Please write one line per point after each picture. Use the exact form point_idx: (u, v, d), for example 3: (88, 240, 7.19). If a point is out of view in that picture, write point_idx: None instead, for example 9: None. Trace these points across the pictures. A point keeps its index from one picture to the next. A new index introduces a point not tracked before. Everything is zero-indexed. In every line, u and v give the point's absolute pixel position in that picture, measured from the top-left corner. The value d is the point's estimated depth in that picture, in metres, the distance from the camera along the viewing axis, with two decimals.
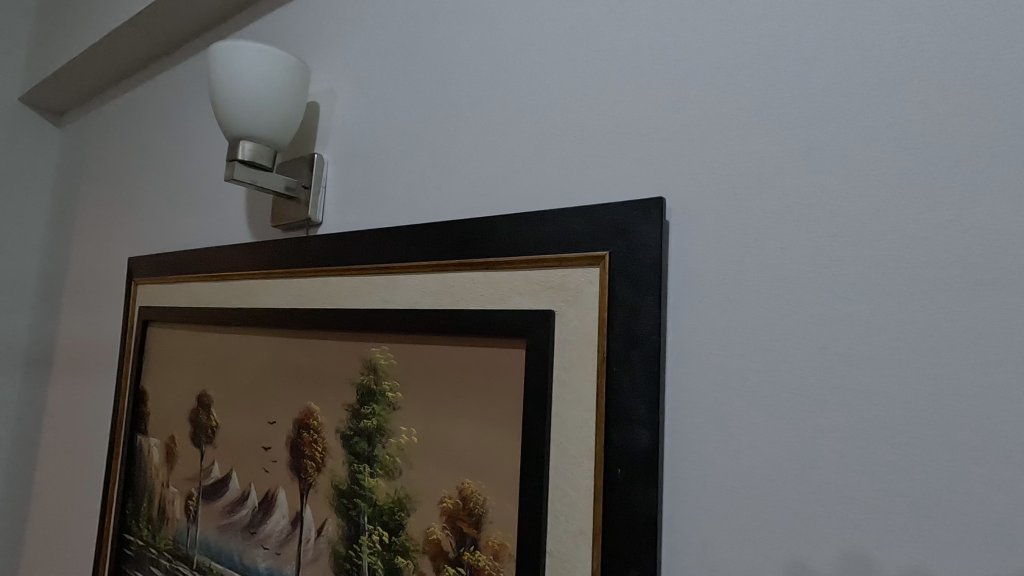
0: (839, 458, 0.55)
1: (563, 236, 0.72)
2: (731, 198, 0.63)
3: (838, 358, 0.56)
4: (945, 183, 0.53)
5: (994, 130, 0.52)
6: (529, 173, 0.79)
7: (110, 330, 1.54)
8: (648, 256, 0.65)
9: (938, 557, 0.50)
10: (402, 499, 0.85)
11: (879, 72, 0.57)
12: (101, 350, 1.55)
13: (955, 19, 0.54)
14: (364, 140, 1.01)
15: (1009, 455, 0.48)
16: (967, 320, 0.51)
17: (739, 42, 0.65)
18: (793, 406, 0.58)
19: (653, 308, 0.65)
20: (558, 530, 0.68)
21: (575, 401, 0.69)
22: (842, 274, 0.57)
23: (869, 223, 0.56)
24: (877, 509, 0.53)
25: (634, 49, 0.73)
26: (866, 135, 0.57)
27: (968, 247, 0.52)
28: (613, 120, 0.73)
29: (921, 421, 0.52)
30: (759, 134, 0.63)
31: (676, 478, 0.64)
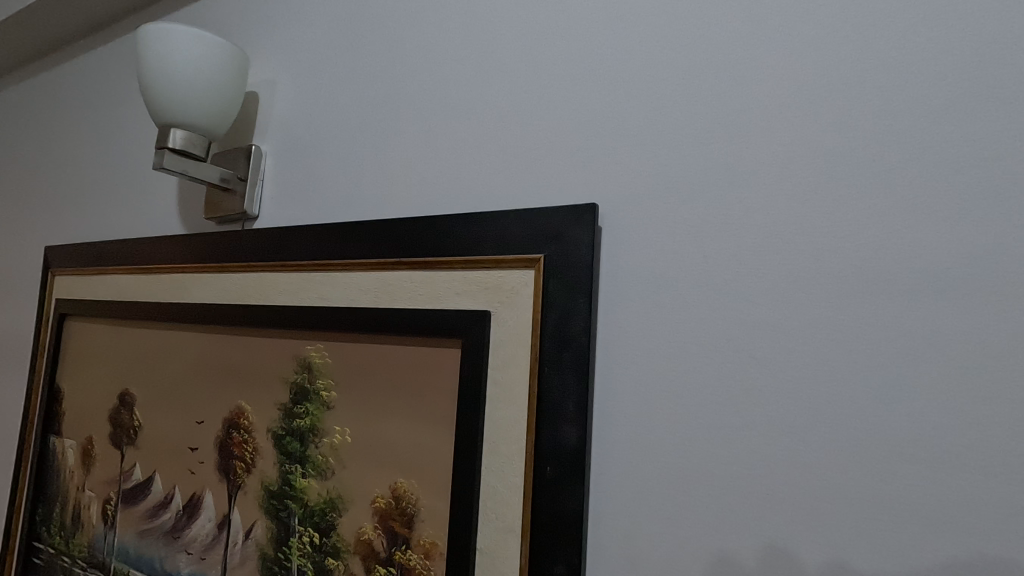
0: (751, 453, 0.59)
1: (500, 238, 0.73)
2: (659, 207, 0.66)
3: (752, 360, 0.60)
4: (847, 200, 0.58)
5: (890, 154, 0.57)
6: (469, 175, 0.80)
7: (19, 327, 1.44)
8: (580, 259, 0.67)
9: (835, 542, 0.55)
10: (334, 499, 0.84)
11: (799, 94, 0.61)
12: (9, 348, 1.45)
13: (859, 51, 0.59)
14: (304, 134, 0.99)
15: (897, 450, 0.53)
16: (864, 326, 0.56)
17: (668, 59, 0.69)
18: (711, 406, 0.61)
19: (583, 310, 0.67)
20: (488, 527, 0.70)
21: (506, 400, 0.70)
22: (759, 281, 0.61)
23: (784, 235, 0.60)
24: (785, 499, 0.57)
25: (572, 60, 0.75)
26: (780, 153, 0.61)
27: (865, 260, 0.56)
28: (555, 125, 0.74)
29: (823, 418, 0.56)
30: (686, 148, 0.66)
31: (602, 475, 0.66)
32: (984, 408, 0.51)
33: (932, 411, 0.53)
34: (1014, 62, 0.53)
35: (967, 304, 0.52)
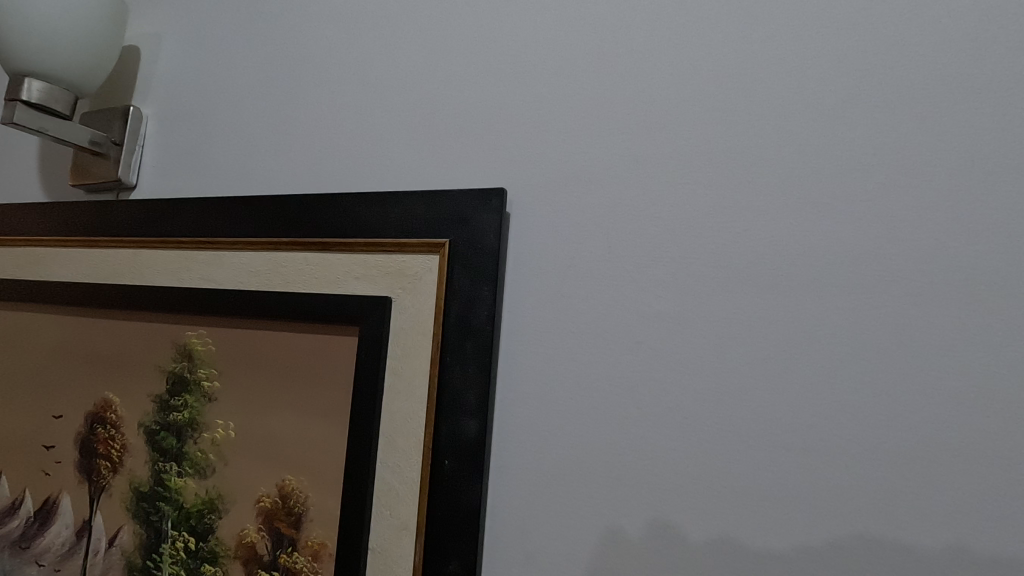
0: (647, 443, 0.60)
1: (404, 220, 0.70)
2: (567, 195, 0.65)
3: (650, 352, 0.60)
4: (743, 198, 0.59)
5: (783, 156, 0.59)
6: (374, 153, 0.75)
7: None
8: (486, 246, 0.65)
9: (723, 529, 0.56)
10: (213, 499, 0.76)
11: (706, 89, 0.62)
12: None
13: (758, 54, 0.61)
14: (192, 97, 0.89)
15: (781, 438, 0.56)
16: (756, 320, 0.58)
17: (579, 46, 0.67)
18: (611, 397, 0.61)
19: (487, 298, 0.64)
20: (381, 525, 0.66)
21: (405, 392, 0.67)
22: (660, 273, 0.61)
23: (686, 227, 0.61)
24: (678, 489, 0.58)
25: (483, 39, 0.72)
26: (684, 149, 0.62)
27: (757, 256, 0.58)
28: (466, 103, 0.71)
29: (715, 410, 0.58)
30: (594, 137, 0.65)
31: (502, 467, 0.65)
32: (858, 398, 0.54)
33: (812, 400, 0.55)
34: (892, 77, 0.57)
35: (845, 300, 0.55)
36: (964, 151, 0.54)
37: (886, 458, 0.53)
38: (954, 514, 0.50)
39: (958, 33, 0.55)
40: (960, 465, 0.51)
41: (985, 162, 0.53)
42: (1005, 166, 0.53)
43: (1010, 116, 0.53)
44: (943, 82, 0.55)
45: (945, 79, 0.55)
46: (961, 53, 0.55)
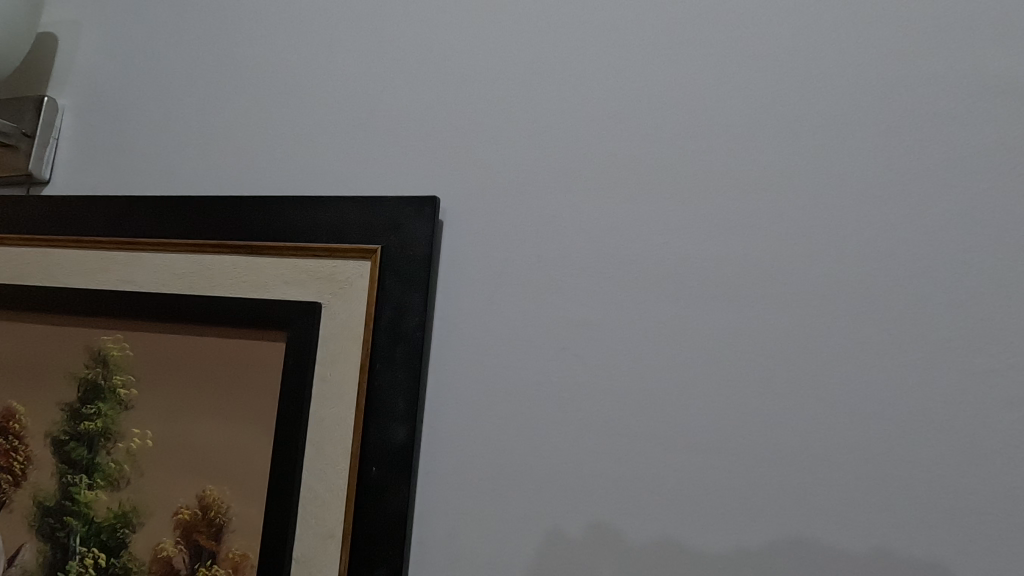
0: (571, 447, 0.62)
1: (336, 225, 0.69)
2: (498, 205, 0.67)
3: (575, 360, 0.63)
4: (662, 213, 0.63)
5: (699, 175, 0.62)
6: (307, 156, 0.74)
7: None
8: (418, 253, 0.66)
9: (638, 527, 0.59)
10: (126, 513, 0.73)
11: (632, 107, 0.65)
12: None
13: (678, 79, 0.64)
14: (114, 90, 0.85)
15: (694, 440, 0.59)
16: (673, 329, 0.61)
17: (513, 61, 0.69)
18: (537, 402, 0.63)
19: (418, 305, 0.65)
20: (306, 534, 0.65)
21: (333, 398, 0.66)
22: (586, 283, 0.63)
23: (611, 239, 0.63)
24: (598, 489, 0.61)
25: (418, 49, 0.72)
26: (609, 165, 0.65)
27: (675, 268, 0.62)
28: (402, 110, 0.71)
29: (634, 413, 0.61)
30: (525, 150, 0.67)
31: (431, 472, 0.65)
32: (761, 402, 0.58)
33: (721, 404, 0.59)
34: (796, 106, 0.61)
35: (751, 311, 0.60)
36: (858, 176, 0.59)
37: (784, 457, 0.57)
38: (842, 508, 0.55)
39: (855, 67, 0.60)
40: (849, 462, 0.56)
41: (875, 186, 0.58)
42: (893, 190, 0.58)
43: (898, 145, 0.58)
44: (842, 112, 0.60)
45: (844, 109, 0.60)
46: (858, 86, 0.60)
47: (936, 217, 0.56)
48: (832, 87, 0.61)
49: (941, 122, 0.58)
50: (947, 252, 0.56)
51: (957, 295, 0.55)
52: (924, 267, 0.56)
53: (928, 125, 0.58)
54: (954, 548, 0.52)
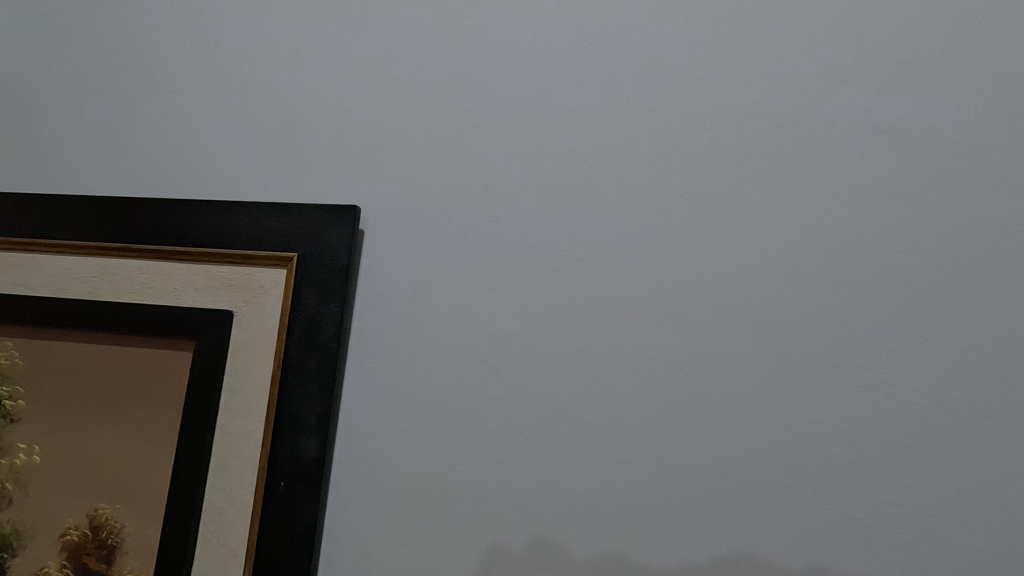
0: (484, 459, 0.62)
1: (252, 232, 0.67)
2: (419, 217, 0.67)
3: (490, 373, 0.63)
4: (578, 228, 0.63)
5: (615, 192, 0.63)
6: (225, 160, 0.71)
7: None
8: (336, 262, 0.65)
9: (547, 539, 0.59)
10: (7, 535, 0.67)
11: (554, 124, 0.66)
12: None
13: (597, 97, 0.65)
14: (17, 82, 0.80)
15: (603, 452, 0.60)
16: (586, 343, 0.61)
17: (438, 75, 0.69)
18: (452, 414, 0.63)
19: (335, 315, 0.64)
20: (207, 554, 0.62)
21: (242, 410, 0.64)
22: (503, 296, 0.64)
23: (529, 253, 0.64)
24: (509, 502, 0.61)
25: (344, 57, 0.71)
26: (530, 179, 0.65)
27: (588, 283, 0.62)
28: (325, 118, 0.70)
29: (546, 427, 0.61)
30: (448, 164, 0.67)
31: (342, 486, 0.64)
32: (667, 415, 0.59)
33: (629, 417, 0.60)
34: (708, 128, 0.63)
35: (660, 326, 0.61)
36: (765, 198, 0.61)
37: (688, 469, 0.58)
38: (738, 516, 0.57)
39: (764, 93, 0.63)
40: (746, 473, 0.58)
41: (778, 208, 0.60)
42: (796, 212, 0.60)
43: (801, 169, 0.61)
44: (752, 133, 0.62)
45: (753, 133, 0.62)
46: (766, 111, 0.62)
47: (831, 239, 0.59)
48: (742, 111, 0.63)
49: (839, 149, 0.61)
50: (843, 273, 0.59)
51: (850, 314, 0.58)
52: (821, 286, 0.59)
53: (829, 150, 0.61)
54: (842, 555, 0.55)
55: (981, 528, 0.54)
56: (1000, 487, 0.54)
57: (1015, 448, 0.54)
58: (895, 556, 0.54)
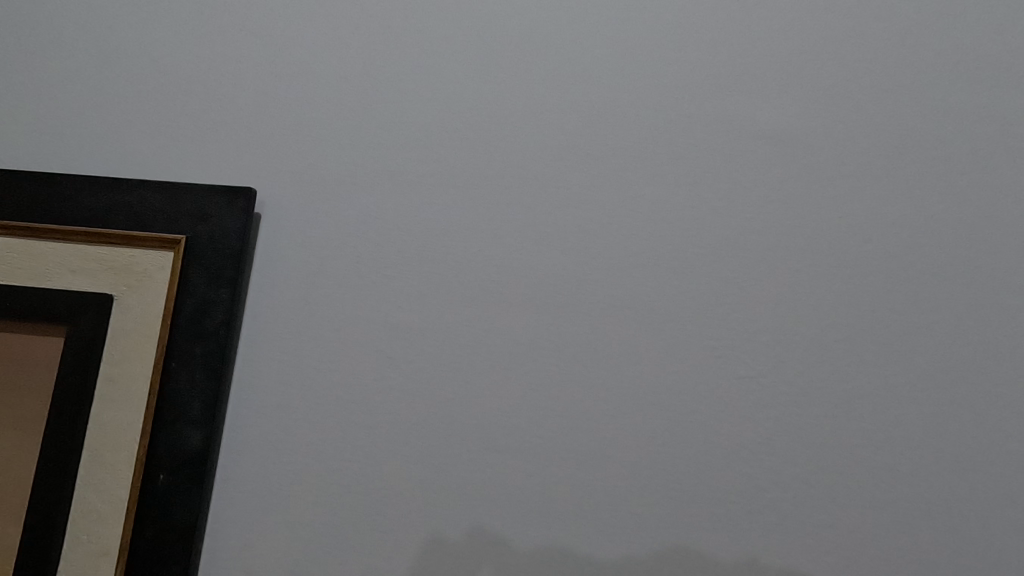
0: (377, 450, 0.61)
1: (137, 212, 0.63)
2: (319, 203, 0.65)
3: (385, 364, 0.62)
4: (479, 219, 0.63)
5: (516, 184, 0.64)
6: (113, 136, 0.67)
7: None
8: (227, 246, 0.62)
9: (438, 529, 0.59)
10: None
11: (458, 113, 0.65)
12: None
13: (501, 90, 0.66)
14: None
15: (495, 442, 0.60)
16: (482, 333, 0.62)
17: (343, 59, 0.67)
18: (346, 404, 0.62)
19: (224, 301, 0.61)
20: (75, 552, 0.58)
21: (118, 400, 0.60)
22: (401, 286, 0.63)
23: (429, 244, 0.64)
24: (401, 493, 0.60)
25: (245, 36, 0.69)
26: (432, 169, 0.65)
27: (486, 275, 0.63)
28: (224, 97, 0.67)
29: (440, 417, 0.61)
30: (350, 149, 0.66)
31: (228, 478, 0.61)
32: (558, 405, 0.60)
33: (522, 407, 0.60)
34: (607, 125, 0.64)
35: (555, 318, 0.61)
36: (658, 194, 0.63)
37: (575, 458, 0.59)
38: (621, 503, 0.59)
39: (664, 93, 0.64)
40: (631, 462, 0.59)
41: (669, 205, 0.62)
42: (687, 211, 0.62)
43: (694, 168, 0.63)
44: (648, 133, 0.64)
45: (649, 132, 0.64)
46: (663, 112, 0.64)
47: (718, 238, 0.62)
48: (641, 109, 0.64)
49: (730, 151, 0.63)
50: (729, 271, 0.61)
51: (734, 310, 0.61)
52: (708, 283, 0.61)
53: (720, 152, 0.63)
54: (719, 541, 0.58)
55: (844, 512, 0.57)
56: (863, 473, 0.58)
57: (875, 437, 0.58)
58: (768, 540, 0.57)
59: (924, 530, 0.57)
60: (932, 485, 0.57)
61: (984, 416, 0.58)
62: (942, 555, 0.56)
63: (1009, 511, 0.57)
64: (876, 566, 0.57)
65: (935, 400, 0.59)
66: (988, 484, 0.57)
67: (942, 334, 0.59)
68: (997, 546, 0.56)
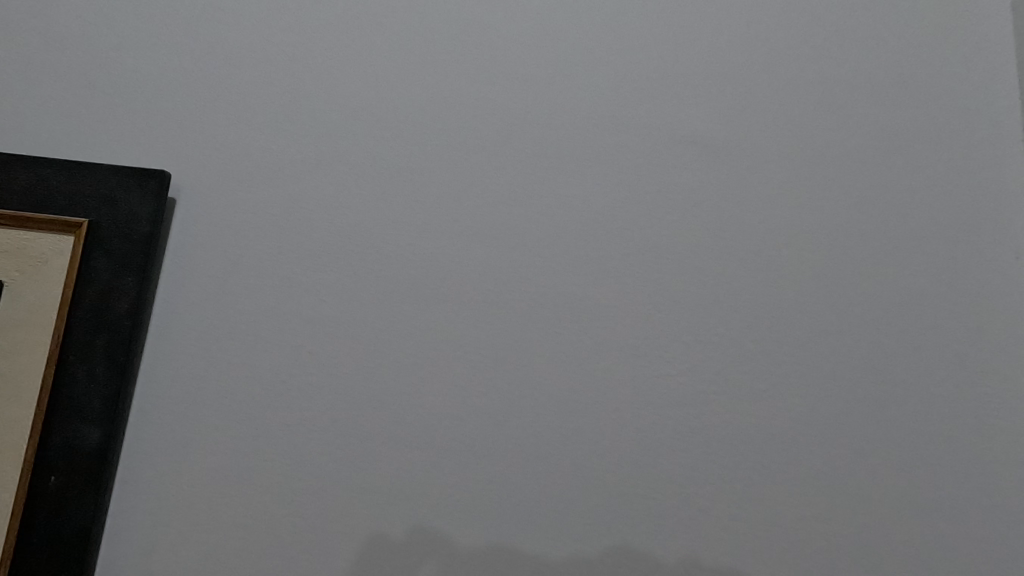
0: (293, 448, 0.58)
1: (33, 192, 0.59)
2: (239, 190, 0.62)
3: (305, 359, 0.60)
4: (407, 212, 0.62)
5: (446, 178, 0.63)
6: (12, 111, 0.63)
7: None
8: (135, 231, 0.58)
9: (356, 529, 0.57)
10: None
11: (388, 104, 0.64)
12: None
13: (434, 83, 0.65)
14: None
15: (417, 440, 0.59)
16: (408, 329, 0.60)
17: (270, 44, 0.65)
18: (262, 401, 0.59)
19: (130, 290, 0.58)
20: None
21: (4, 396, 0.55)
22: (324, 277, 0.61)
23: (355, 235, 0.62)
24: (318, 492, 0.58)
25: (165, 17, 0.66)
26: (360, 159, 0.63)
27: (412, 269, 0.61)
28: (141, 77, 0.64)
29: (361, 414, 0.59)
30: (275, 135, 0.63)
31: (131, 479, 0.57)
32: (483, 403, 0.59)
33: (447, 404, 0.59)
34: (538, 124, 0.64)
35: (482, 314, 0.61)
36: (588, 192, 0.63)
37: (500, 456, 0.58)
38: (545, 503, 0.58)
39: (594, 95, 0.65)
40: (555, 462, 0.58)
41: (598, 205, 0.63)
42: (617, 210, 0.63)
43: (625, 168, 0.64)
44: (579, 132, 0.64)
45: (581, 131, 0.64)
46: (596, 112, 0.65)
47: (646, 237, 0.62)
48: (572, 110, 0.65)
49: (659, 153, 0.64)
50: (657, 269, 0.61)
51: (661, 310, 0.61)
52: (638, 281, 0.61)
53: (649, 153, 0.64)
54: (647, 542, 0.57)
55: (769, 512, 0.57)
56: (790, 471, 0.58)
57: (802, 436, 0.59)
58: (697, 541, 0.57)
59: (845, 530, 0.57)
60: (855, 484, 0.58)
61: (904, 416, 0.59)
62: (863, 555, 0.56)
63: (933, 510, 0.57)
64: (803, 567, 0.56)
65: (859, 399, 0.59)
66: (914, 484, 0.58)
67: (866, 334, 0.60)
68: (921, 546, 0.57)
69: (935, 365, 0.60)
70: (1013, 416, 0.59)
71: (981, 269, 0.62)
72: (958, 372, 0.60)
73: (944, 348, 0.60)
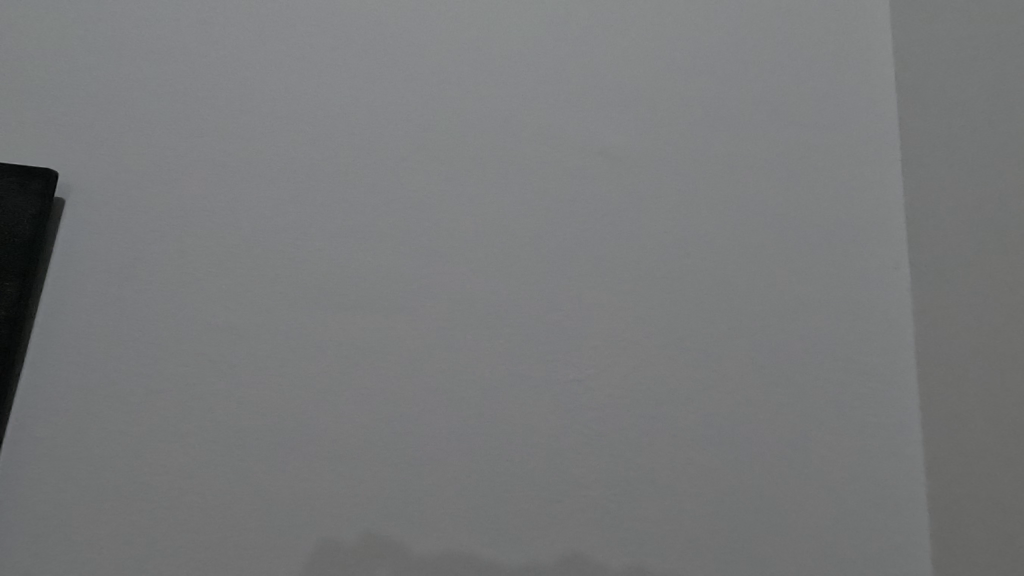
0: (189, 458, 0.56)
1: None
2: (141, 193, 0.60)
3: (204, 366, 0.57)
4: (316, 216, 0.61)
5: (356, 182, 0.63)
6: None
7: None
8: (18, 233, 0.56)
9: (257, 541, 0.55)
10: None
11: (298, 109, 0.64)
12: None
13: (346, 88, 0.65)
14: None
15: (323, 447, 0.57)
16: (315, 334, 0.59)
17: (177, 49, 0.65)
18: (156, 410, 0.56)
19: (10, 293, 0.54)
20: None
21: None
22: (228, 281, 0.59)
23: (261, 239, 0.60)
24: (217, 504, 0.55)
25: (69, 22, 0.65)
26: (269, 162, 0.62)
27: (321, 274, 0.60)
28: (41, 80, 0.62)
29: (263, 422, 0.57)
30: (180, 139, 0.62)
31: (6, 498, 0.53)
32: (392, 408, 0.59)
33: (354, 409, 0.58)
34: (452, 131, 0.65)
35: (392, 318, 0.60)
36: (499, 199, 0.64)
37: (409, 461, 0.58)
38: (455, 507, 0.57)
39: (506, 106, 0.66)
40: (465, 465, 0.58)
41: (510, 211, 0.64)
42: (527, 217, 0.64)
43: (536, 176, 0.65)
44: (491, 141, 0.65)
45: (492, 138, 0.65)
46: (508, 121, 0.66)
47: (555, 243, 0.64)
48: (485, 119, 0.66)
49: (569, 163, 0.66)
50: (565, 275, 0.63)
51: (570, 315, 0.62)
52: (547, 286, 0.63)
53: (559, 162, 0.66)
54: (559, 546, 0.57)
55: (671, 509, 0.59)
56: (693, 471, 0.60)
57: (701, 435, 0.61)
58: (606, 542, 0.58)
59: (741, 523, 0.60)
60: (751, 478, 0.61)
61: (794, 414, 0.63)
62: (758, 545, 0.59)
63: (825, 505, 0.61)
64: (705, 563, 0.58)
65: (755, 400, 0.62)
66: (806, 480, 0.61)
67: (762, 338, 0.64)
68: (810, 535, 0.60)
69: (821, 365, 0.64)
70: (894, 414, 0.63)
71: (864, 278, 0.66)
72: (842, 371, 0.64)
73: (830, 349, 0.64)
